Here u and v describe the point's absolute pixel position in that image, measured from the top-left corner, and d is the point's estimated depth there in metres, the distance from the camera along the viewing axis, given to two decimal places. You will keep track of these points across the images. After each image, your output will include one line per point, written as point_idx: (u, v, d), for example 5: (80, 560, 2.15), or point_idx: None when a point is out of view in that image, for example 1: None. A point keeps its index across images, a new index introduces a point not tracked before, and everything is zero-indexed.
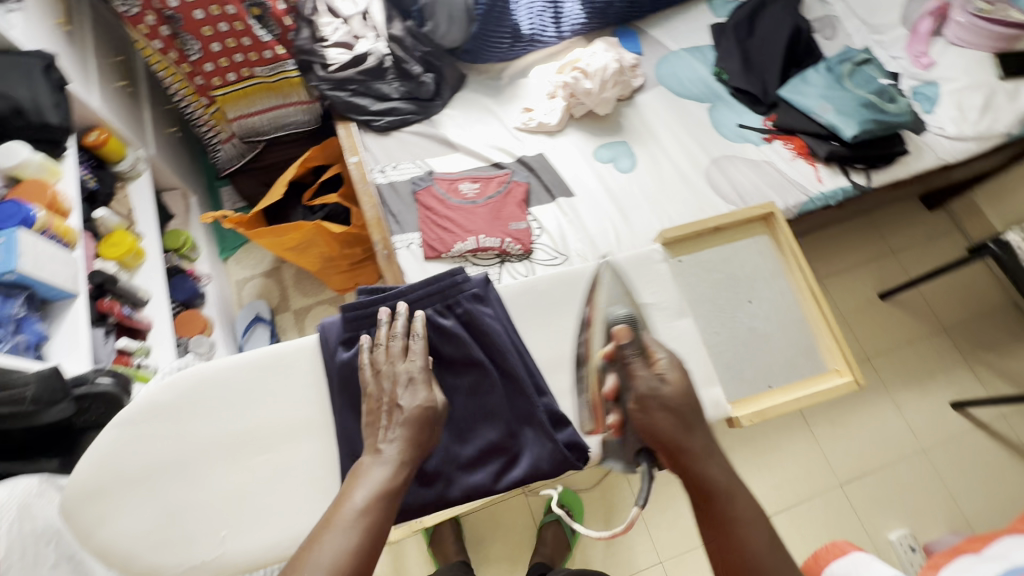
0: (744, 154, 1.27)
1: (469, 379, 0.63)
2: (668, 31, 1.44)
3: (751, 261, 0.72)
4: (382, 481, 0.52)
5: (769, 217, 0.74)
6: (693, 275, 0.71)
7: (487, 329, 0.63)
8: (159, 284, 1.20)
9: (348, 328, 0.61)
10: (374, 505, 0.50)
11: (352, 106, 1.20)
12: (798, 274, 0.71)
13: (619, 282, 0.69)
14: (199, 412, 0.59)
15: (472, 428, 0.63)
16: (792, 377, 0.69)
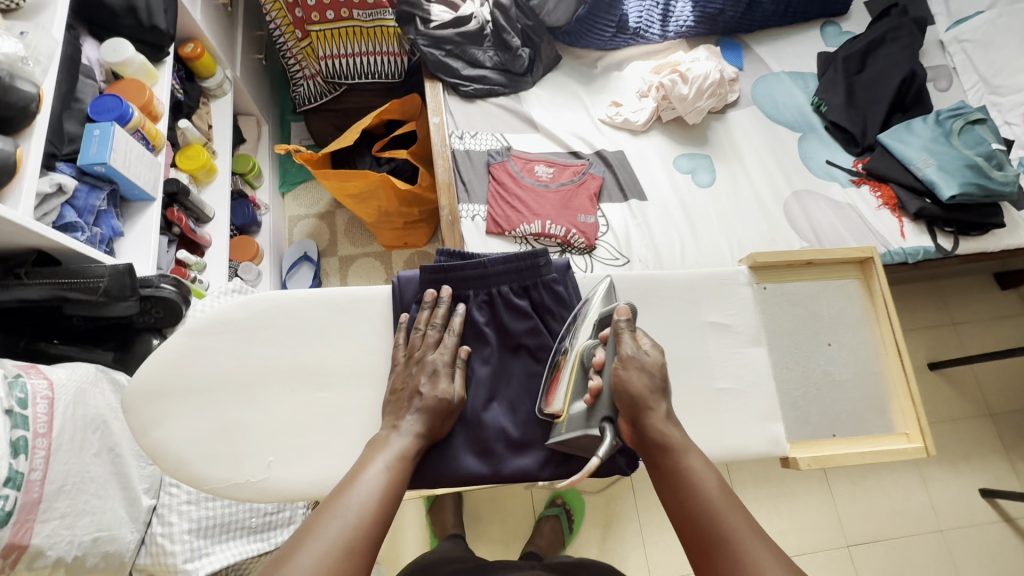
0: (828, 192, 1.22)
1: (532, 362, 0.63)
2: (773, 51, 1.39)
3: (839, 304, 0.69)
4: (404, 451, 0.52)
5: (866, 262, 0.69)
6: (777, 308, 0.69)
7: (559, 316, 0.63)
8: (224, 204, 1.21)
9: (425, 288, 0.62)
10: (394, 472, 0.50)
11: (443, 67, 1.18)
12: (885, 327, 0.68)
13: (701, 298, 0.66)
14: (266, 338, 0.60)
15: (526, 411, 0.62)
16: (857, 432, 0.66)
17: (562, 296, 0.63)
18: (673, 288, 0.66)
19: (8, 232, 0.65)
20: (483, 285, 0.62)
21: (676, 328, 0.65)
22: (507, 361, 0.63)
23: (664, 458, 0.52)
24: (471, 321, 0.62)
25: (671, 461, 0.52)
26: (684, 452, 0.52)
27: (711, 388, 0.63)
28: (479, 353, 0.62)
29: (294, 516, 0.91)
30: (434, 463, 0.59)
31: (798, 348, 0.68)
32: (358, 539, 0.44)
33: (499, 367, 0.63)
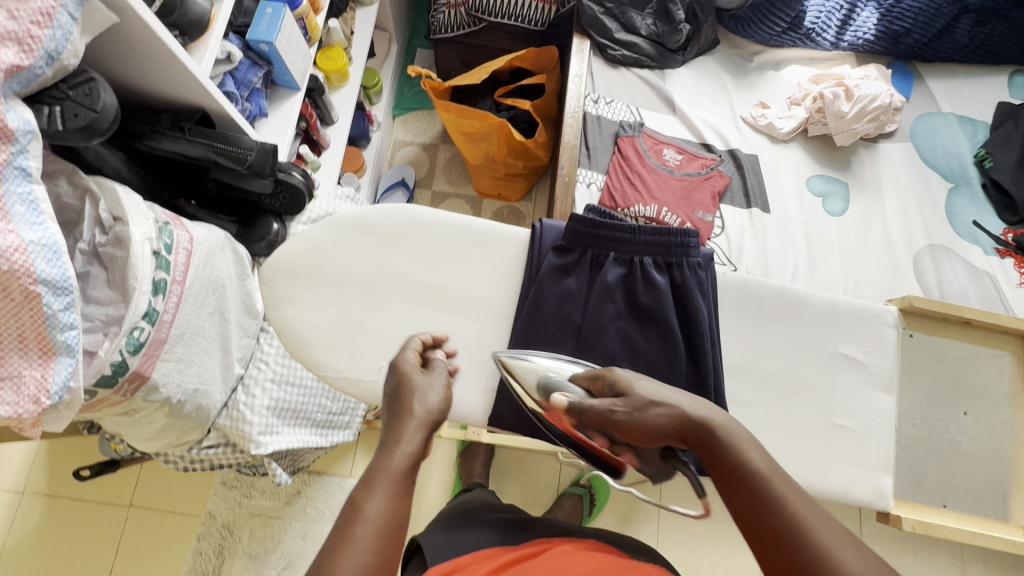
0: (967, 255, 1.12)
1: (653, 338, 0.60)
2: (948, 88, 1.26)
3: (985, 376, 0.72)
4: (405, 470, 0.44)
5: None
6: (920, 357, 0.70)
7: (694, 304, 0.59)
8: (348, 112, 1.23)
9: (569, 237, 0.60)
10: (397, 509, 0.42)
11: (597, 24, 1.14)
12: None
13: (841, 329, 0.62)
14: (404, 250, 0.61)
15: None
16: (972, 511, 0.70)
17: (704, 282, 0.60)
18: (815, 311, 0.62)
19: (186, 85, 0.67)
20: (627, 250, 0.60)
21: (807, 351, 0.61)
22: (627, 329, 0.61)
23: (710, 443, 0.48)
24: (603, 282, 0.60)
25: (720, 446, 0.48)
26: (727, 435, 0.48)
27: (827, 422, 0.60)
28: (600, 312, 0.60)
29: (351, 422, 0.96)
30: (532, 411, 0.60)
31: (931, 407, 0.72)
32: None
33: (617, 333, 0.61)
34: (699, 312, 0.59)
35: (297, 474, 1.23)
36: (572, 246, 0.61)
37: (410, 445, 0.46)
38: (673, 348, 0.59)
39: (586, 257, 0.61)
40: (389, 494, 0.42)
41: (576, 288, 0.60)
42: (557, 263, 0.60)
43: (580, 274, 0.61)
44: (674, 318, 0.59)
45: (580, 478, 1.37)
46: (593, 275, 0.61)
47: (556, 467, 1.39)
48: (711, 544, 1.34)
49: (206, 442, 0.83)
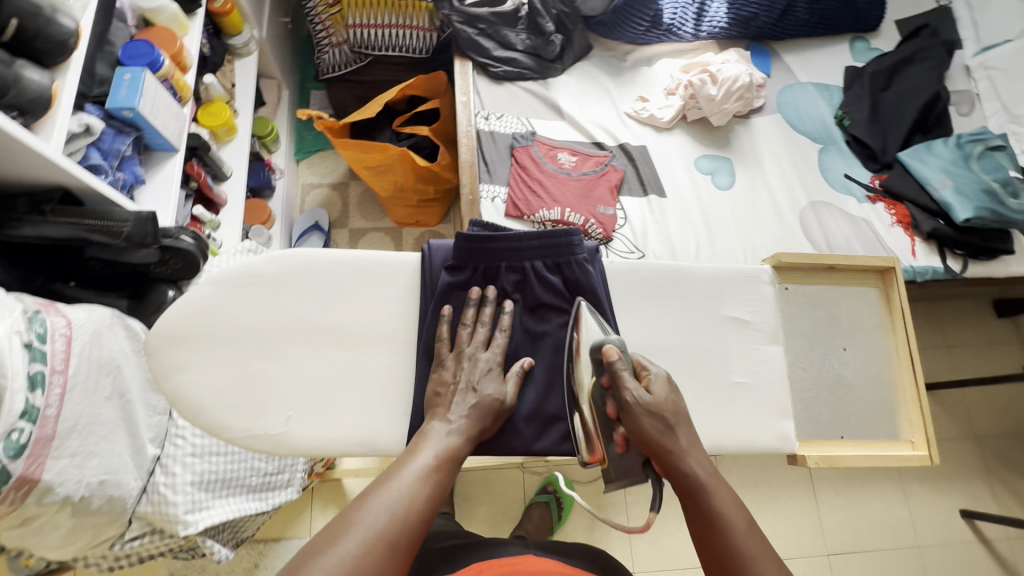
0: (844, 206, 1.23)
1: (558, 334, 0.62)
2: (801, 61, 1.39)
3: (855, 311, 0.79)
4: (451, 443, 0.52)
5: (887, 272, 0.79)
6: (799, 308, 0.77)
7: (590, 297, 0.62)
8: (242, 164, 1.21)
9: (458, 255, 0.61)
10: (440, 470, 0.49)
11: (474, 45, 1.18)
12: (900, 337, 0.78)
13: (724, 295, 0.67)
14: (294, 295, 0.60)
15: (550, 387, 0.62)
16: (869, 436, 0.76)
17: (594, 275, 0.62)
18: (698, 280, 0.66)
19: (37, 166, 0.64)
20: (517, 259, 0.62)
21: (698, 319, 0.65)
22: (531, 330, 0.62)
23: (690, 491, 0.52)
24: (500, 291, 0.62)
25: (700, 494, 0.52)
26: (711, 487, 0.52)
27: (727, 381, 0.64)
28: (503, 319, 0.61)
29: (292, 479, 0.94)
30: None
31: (814, 347, 0.77)
32: (393, 537, 0.43)
33: (522, 337, 0.62)
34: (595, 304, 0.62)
35: (250, 546, 1.17)
36: (461, 263, 0.61)
37: (459, 426, 0.53)
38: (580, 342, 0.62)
39: (478, 271, 0.61)
40: (437, 453, 0.50)
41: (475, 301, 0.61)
42: (451, 281, 0.60)
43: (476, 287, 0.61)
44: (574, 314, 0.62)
45: (545, 485, 1.38)
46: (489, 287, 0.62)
47: (519, 478, 1.40)
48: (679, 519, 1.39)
49: (129, 534, 0.78)
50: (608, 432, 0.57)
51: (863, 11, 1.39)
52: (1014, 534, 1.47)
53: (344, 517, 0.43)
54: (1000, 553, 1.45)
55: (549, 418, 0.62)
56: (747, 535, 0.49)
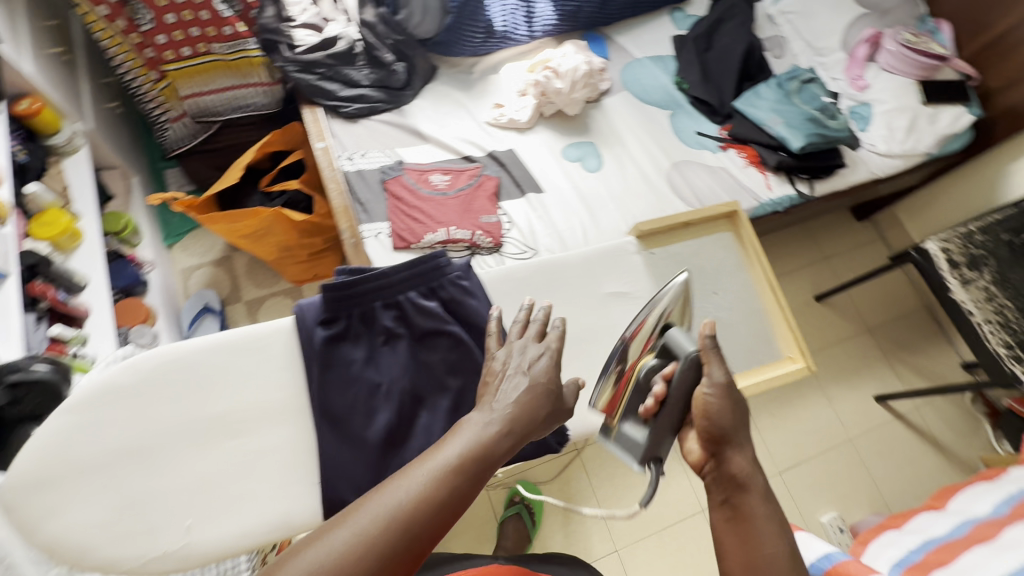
0: (701, 160, 1.34)
1: (450, 356, 0.63)
2: (633, 39, 1.50)
3: (716, 256, 0.87)
4: (483, 437, 0.48)
5: (733, 216, 0.89)
6: (666, 267, 0.82)
7: (472, 311, 0.65)
8: (98, 267, 1.11)
9: (328, 307, 0.61)
10: (464, 475, 0.45)
11: (318, 90, 1.16)
12: (757, 268, 0.87)
13: (583, 275, 0.75)
14: (164, 400, 0.59)
15: (461, 408, 0.63)
16: (756, 363, 0.84)
17: (470, 288, 0.65)
18: (572, 267, 0.75)
19: None
20: (390, 295, 0.63)
21: (575, 302, 0.74)
22: (422, 359, 0.63)
23: (737, 485, 0.52)
24: (381, 330, 0.62)
25: (736, 489, 0.52)
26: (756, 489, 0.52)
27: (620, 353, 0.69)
28: (391, 356, 0.62)
29: None
30: (361, 483, 0.59)
31: (689, 298, 0.83)
32: (388, 545, 0.41)
33: (415, 368, 0.63)
34: (475, 316, 0.65)
35: None
36: (335, 315, 0.61)
37: (501, 429, 0.49)
38: (474, 357, 0.64)
39: (354, 317, 0.62)
40: (462, 454, 0.46)
41: (358, 347, 0.62)
42: (327, 334, 0.60)
43: (355, 334, 0.62)
44: (460, 331, 0.64)
45: (512, 496, 1.38)
46: (369, 329, 0.62)
47: (485, 497, 1.39)
48: (644, 485, 1.44)
49: None
50: (637, 398, 0.63)
51: None
52: (920, 403, 1.66)
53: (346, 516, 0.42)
54: (916, 423, 1.63)
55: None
56: (772, 538, 0.49)
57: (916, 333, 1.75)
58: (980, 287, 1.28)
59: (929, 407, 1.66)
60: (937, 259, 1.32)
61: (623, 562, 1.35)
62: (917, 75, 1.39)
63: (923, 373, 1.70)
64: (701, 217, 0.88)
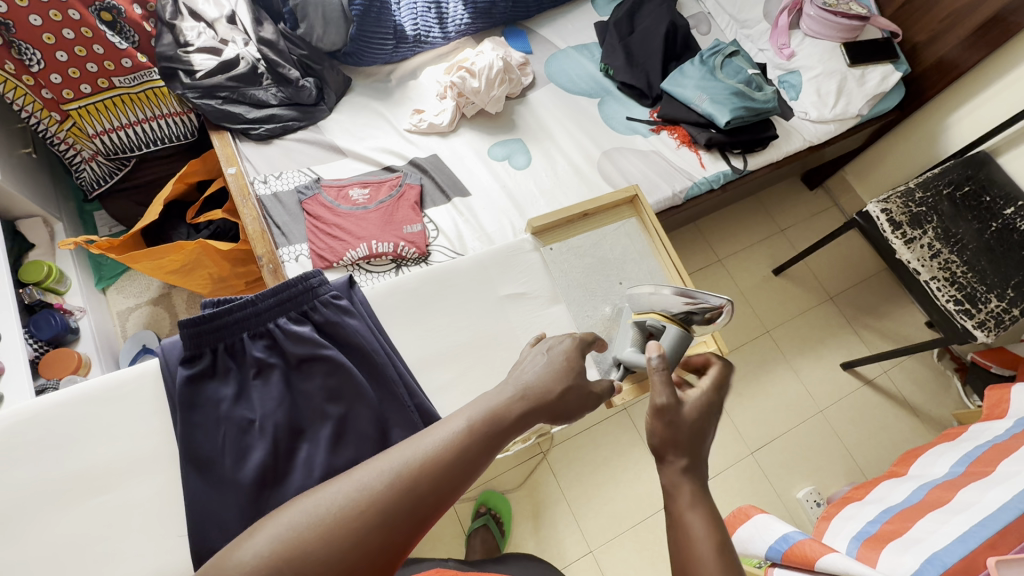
0: (633, 145, 1.32)
1: (328, 381, 0.61)
2: (555, 30, 1.47)
3: (621, 244, 0.82)
4: (502, 407, 0.47)
5: (634, 200, 0.85)
6: (568, 261, 0.81)
7: (349, 330, 0.63)
8: (12, 322, 1.07)
9: (188, 344, 0.58)
10: (475, 440, 0.44)
11: (225, 115, 1.12)
12: (664, 254, 0.82)
13: (472, 277, 0.75)
14: (27, 457, 0.58)
15: (343, 435, 0.60)
16: None
17: (344, 306, 0.64)
18: (464, 271, 0.75)
19: None
20: (256, 324, 0.61)
21: (475, 305, 0.74)
22: (298, 389, 0.60)
23: (668, 493, 0.49)
24: (251, 362, 0.60)
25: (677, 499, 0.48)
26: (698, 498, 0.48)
27: None
28: (264, 389, 0.59)
29: None
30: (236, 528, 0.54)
31: (591, 289, 0.80)
32: (392, 502, 0.40)
33: (292, 399, 0.60)
34: (351, 337, 0.63)
35: None
36: (198, 351, 0.58)
37: (517, 400, 0.48)
38: (353, 378, 0.62)
39: (220, 351, 0.59)
40: (471, 422, 0.45)
41: (226, 384, 0.59)
42: (188, 373, 0.57)
43: (222, 369, 0.59)
44: (336, 352, 0.62)
45: (478, 507, 1.35)
46: (238, 363, 0.60)
47: (452, 511, 1.35)
48: (613, 480, 1.42)
49: None
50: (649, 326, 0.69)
51: None
52: (888, 366, 1.64)
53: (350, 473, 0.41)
54: (886, 387, 1.61)
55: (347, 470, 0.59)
56: (712, 551, 0.44)
57: (879, 296, 1.73)
58: (923, 244, 1.26)
59: (897, 369, 1.64)
60: (880, 221, 1.30)
61: (598, 562, 1.32)
62: (840, 37, 1.37)
63: (887, 335, 1.68)
64: (601, 205, 0.84)
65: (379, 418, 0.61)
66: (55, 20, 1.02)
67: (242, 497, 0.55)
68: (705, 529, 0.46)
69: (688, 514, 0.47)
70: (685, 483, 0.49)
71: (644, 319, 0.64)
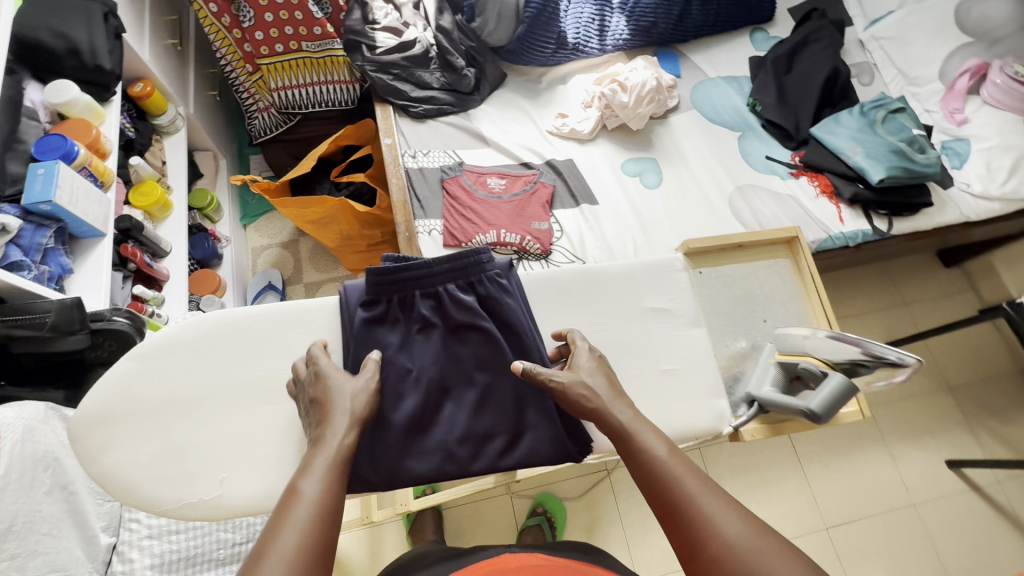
0: (769, 185, 1.28)
1: (480, 351, 0.65)
2: (708, 58, 1.46)
3: (770, 283, 0.82)
4: (333, 465, 0.50)
5: (793, 241, 0.84)
6: (714, 288, 0.81)
7: (506, 309, 0.65)
8: (181, 238, 1.22)
9: (370, 290, 0.64)
10: (332, 477, 0.49)
11: (392, 90, 1.22)
12: (815, 300, 0.81)
13: (636, 286, 0.72)
14: (215, 357, 0.62)
15: (484, 404, 0.65)
16: None
17: (506, 286, 0.66)
18: (613, 278, 0.72)
19: None
20: (428, 284, 0.65)
21: (617, 311, 0.71)
22: (453, 351, 0.65)
23: (619, 435, 0.56)
24: (417, 317, 0.65)
25: (625, 437, 0.56)
26: (634, 428, 0.56)
27: (657, 370, 0.69)
28: (424, 344, 0.64)
29: None
30: (380, 463, 0.61)
31: (734, 324, 0.79)
32: (313, 549, 0.43)
33: (446, 359, 0.65)
34: (508, 313, 0.65)
35: None
36: (375, 297, 0.64)
37: (345, 430, 0.53)
38: (502, 355, 0.65)
39: (393, 303, 0.64)
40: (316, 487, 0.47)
41: (394, 332, 0.64)
42: (366, 316, 0.63)
43: (391, 317, 0.64)
44: (491, 325, 0.65)
45: (534, 507, 1.36)
46: (406, 315, 0.65)
47: (508, 504, 1.38)
48: None
49: None
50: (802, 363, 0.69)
51: (754, 5, 1.48)
52: (1004, 476, 1.48)
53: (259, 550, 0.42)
54: (995, 498, 1.46)
55: (481, 436, 0.64)
56: (673, 458, 0.53)
57: (1004, 398, 1.57)
58: None
59: (1013, 482, 1.47)
60: None
61: None
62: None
63: (1008, 442, 1.51)
64: (758, 240, 0.84)
65: (518, 396, 0.65)
66: None
67: (393, 436, 0.61)
68: (660, 439, 0.55)
69: (651, 440, 0.55)
70: (620, 414, 0.57)
71: (798, 362, 0.67)
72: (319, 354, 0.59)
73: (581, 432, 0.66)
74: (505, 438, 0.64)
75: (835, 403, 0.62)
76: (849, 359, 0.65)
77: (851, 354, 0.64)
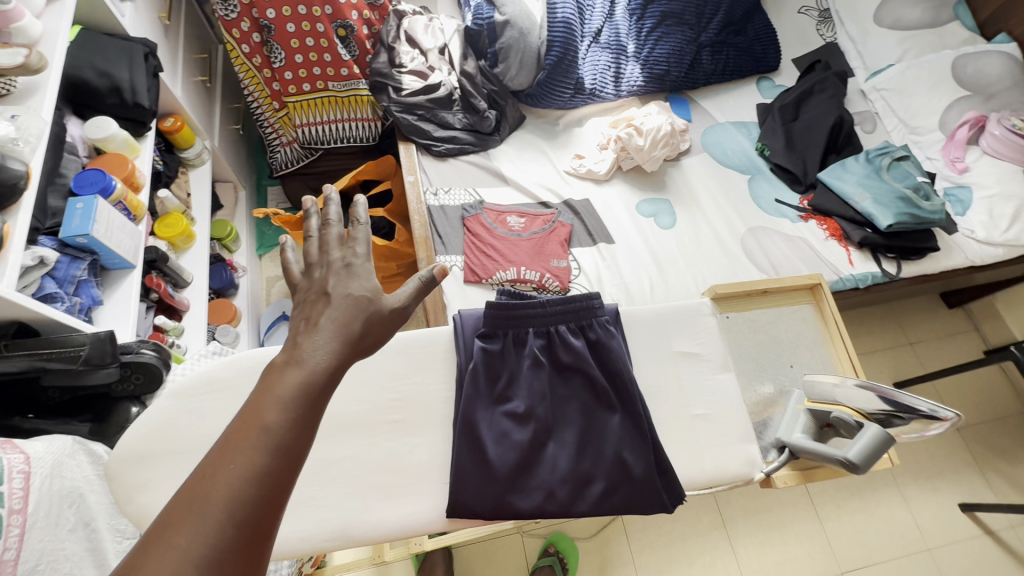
0: (780, 228, 1.31)
1: (584, 395, 0.70)
2: (717, 103, 1.52)
3: (794, 328, 0.86)
4: (303, 391, 0.41)
5: (816, 288, 0.88)
6: (740, 332, 0.85)
7: (613, 355, 0.71)
8: (202, 269, 1.23)
9: (488, 322, 0.71)
10: (291, 430, 0.40)
11: (416, 129, 1.28)
12: (838, 344, 0.85)
13: (659, 330, 0.76)
14: (253, 396, 0.65)
15: (580, 446, 0.67)
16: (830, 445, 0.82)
17: (613, 334, 0.72)
18: (644, 321, 0.76)
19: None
20: (542, 324, 0.72)
21: (648, 357, 0.74)
22: (556, 390, 0.70)
23: None
24: (528, 352, 0.71)
25: None
26: None
27: (687, 415, 0.72)
28: (534, 381, 0.69)
29: None
30: (486, 496, 0.63)
31: (763, 370, 0.83)
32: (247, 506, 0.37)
33: (552, 398, 0.69)
34: (615, 360, 0.71)
35: None
36: (490, 329, 0.71)
37: (321, 360, 0.43)
38: (606, 398, 0.69)
39: (507, 336, 0.71)
40: (275, 419, 0.40)
41: (507, 366, 0.70)
42: (484, 346, 0.70)
43: (508, 350, 0.71)
44: (597, 372, 0.70)
45: (546, 547, 1.34)
46: (518, 351, 0.71)
47: (520, 544, 1.35)
48: (689, 561, 1.35)
49: None
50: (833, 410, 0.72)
51: (760, 55, 1.56)
52: (1017, 521, 1.46)
53: (179, 516, 0.36)
54: (1010, 544, 1.44)
55: (578, 478, 0.66)
56: None
57: (1014, 440, 1.57)
58: None
59: None
60: None
61: None
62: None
63: (1019, 486, 1.51)
64: (783, 287, 0.88)
65: (618, 437, 0.67)
66: (304, 29, 1.22)
67: (501, 472, 0.64)
68: None
69: None
70: None
71: (831, 410, 0.70)
72: (289, 260, 0.52)
73: (644, 486, 0.65)
74: (604, 482, 0.66)
75: (875, 455, 0.63)
76: (883, 410, 0.68)
77: (888, 406, 0.67)
